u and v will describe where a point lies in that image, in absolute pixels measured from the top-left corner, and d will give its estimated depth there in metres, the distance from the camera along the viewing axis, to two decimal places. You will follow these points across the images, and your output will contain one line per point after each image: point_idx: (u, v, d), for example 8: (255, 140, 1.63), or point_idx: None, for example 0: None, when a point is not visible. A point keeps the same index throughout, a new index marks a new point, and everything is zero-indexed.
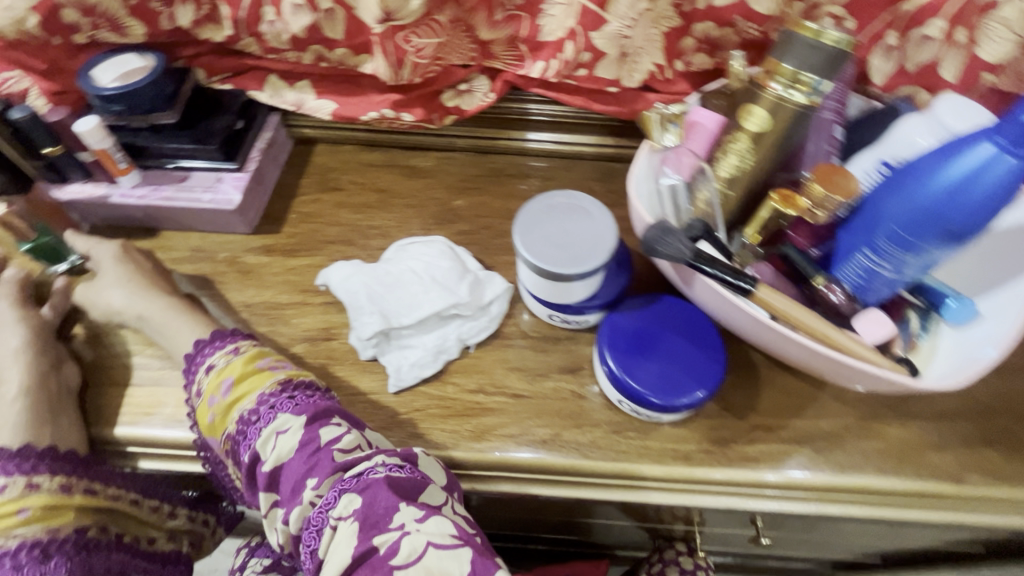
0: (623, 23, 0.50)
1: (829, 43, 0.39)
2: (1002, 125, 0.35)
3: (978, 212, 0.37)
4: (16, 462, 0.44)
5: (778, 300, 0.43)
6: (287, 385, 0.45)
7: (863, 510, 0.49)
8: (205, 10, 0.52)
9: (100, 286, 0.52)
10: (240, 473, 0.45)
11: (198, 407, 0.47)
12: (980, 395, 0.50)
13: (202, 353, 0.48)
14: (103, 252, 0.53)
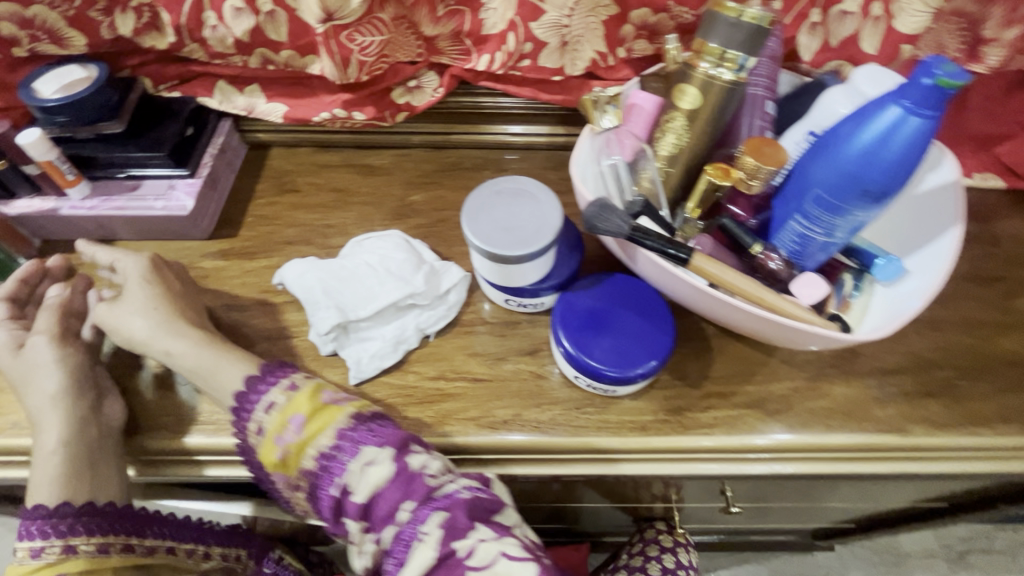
0: (561, 12, 0.52)
1: (748, 20, 0.40)
2: (906, 88, 0.34)
3: (895, 169, 0.37)
4: (47, 526, 0.43)
5: (715, 267, 0.41)
6: (360, 419, 0.43)
7: (819, 469, 0.47)
8: (146, 18, 0.52)
9: (138, 312, 0.48)
10: (311, 501, 0.44)
11: (259, 446, 0.44)
12: (921, 350, 0.51)
13: (251, 391, 0.45)
14: (142, 272, 0.49)
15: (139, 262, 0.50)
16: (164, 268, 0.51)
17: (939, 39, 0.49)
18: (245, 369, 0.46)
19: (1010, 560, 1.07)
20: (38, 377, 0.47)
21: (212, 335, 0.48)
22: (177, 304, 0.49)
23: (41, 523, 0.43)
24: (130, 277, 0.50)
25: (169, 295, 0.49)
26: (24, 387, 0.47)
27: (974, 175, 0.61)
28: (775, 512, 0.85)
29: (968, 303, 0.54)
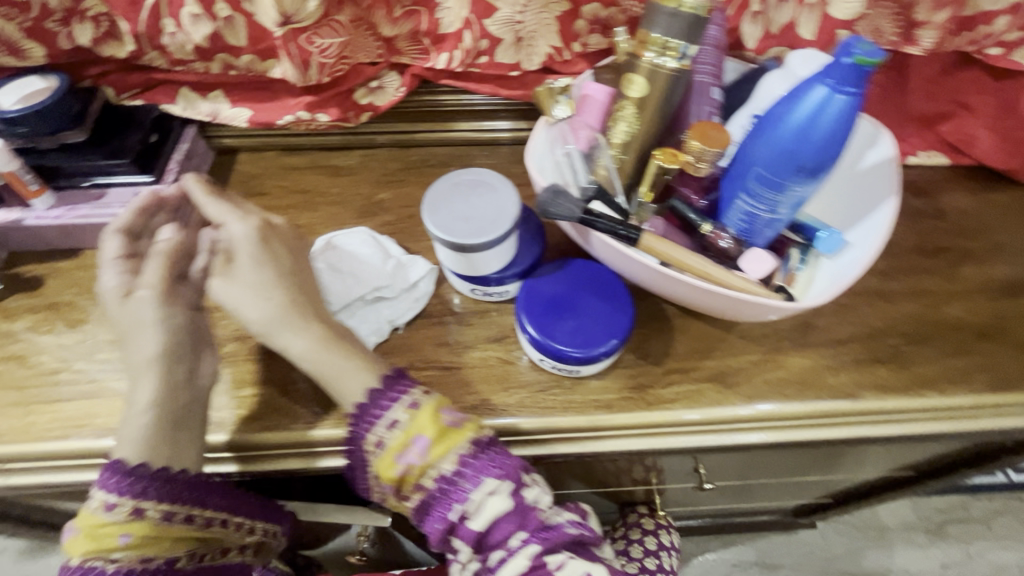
0: (513, 9, 0.53)
1: (686, 10, 0.42)
2: (829, 67, 0.37)
3: (827, 145, 0.39)
4: (120, 481, 0.41)
5: (663, 246, 0.44)
6: (480, 446, 0.43)
7: (795, 436, 0.49)
8: (104, 27, 0.52)
9: (264, 292, 0.47)
10: (412, 512, 0.44)
11: (377, 459, 0.43)
12: (871, 320, 0.53)
13: (381, 396, 0.44)
14: (253, 248, 0.48)
15: (251, 237, 0.48)
16: (274, 245, 0.48)
17: (875, 23, 0.53)
18: (368, 374, 0.45)
19: (987, 530, 1.06)
20: (137, 332, 0.46)
21: (332, 330, 0.47)
22: (303, 292, 0.48)
23: (114, 478, 0.41)
24: (239, 247, 0.48)
25: (282, 278, 0.48)
26: (126, 335, 0.46)
27: (920, 153, 0.64)
28: (755, 489, 0.86)
29: (914, 274, 0.56)
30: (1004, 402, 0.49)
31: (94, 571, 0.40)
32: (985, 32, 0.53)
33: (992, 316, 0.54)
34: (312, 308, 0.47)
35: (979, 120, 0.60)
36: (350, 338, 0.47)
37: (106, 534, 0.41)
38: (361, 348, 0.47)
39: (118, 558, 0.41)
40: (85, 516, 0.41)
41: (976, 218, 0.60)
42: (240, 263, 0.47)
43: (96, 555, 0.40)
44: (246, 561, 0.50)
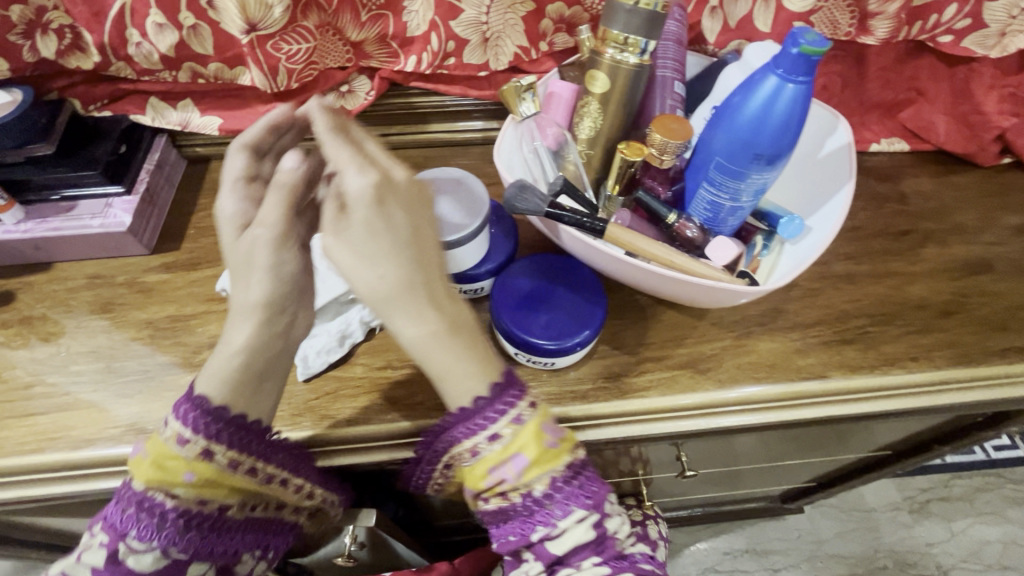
0: (478, 10, 0.54)
1: (643, 6, 0.43)
2: (777, 58, 0.39)
3: (781, 134, 0.41)
4: (195, 412, 0.38)
5: (630, 237, 0.45)
6: (574, 471, 0.39)
7: (773, 416, 0.50)
8: (69, 39, 0.52)
9: (373, 266, 0.35)
10: (484, 515, 0.41)
11: (466, 465, 0.40)
12: (838, 303, 0.55)
13: (478, 407, 0.38)
14: (366, 211, 0.35)
15: (373, 200, 0.35)
16: (393, 212, 0.36)
17: (831, 15, 0.54)
18: (475, 374, 0.39)
19: (969, 507, 1.09)
20: (244, 274, 0.39)
21: (446, 316, 0.38)
22: (424, 265, 0.37)
23: (191, 408, 0.38)
24: (355, 205, 0.35)
25: (411, 249, 0.37)
26: (236, 277, 0.40)
27: (881, 140, 0.65)
28: (741, 476, 0.87)
29: (878, 256, 0.58)
30: (966, 376, 0.51)
31: (151, 502, 0.37)
32: (936, 21, 0.55)
33: (953, 294, 0.55)
34: (429, 281, 0.37)
35: (935, 107, 0.63)
36: (454, 327, 0.38)
37: (174, 466, 0.38)
38: (472, 336, 0.39)
39: (178, 495, 0.38)
40: (155, 440, 0.38)
41: (936, 200, 0.62)
42: (354, 222, 0.35)
43: (159, 485, 0.37)
44: (297, 523, 0.49)
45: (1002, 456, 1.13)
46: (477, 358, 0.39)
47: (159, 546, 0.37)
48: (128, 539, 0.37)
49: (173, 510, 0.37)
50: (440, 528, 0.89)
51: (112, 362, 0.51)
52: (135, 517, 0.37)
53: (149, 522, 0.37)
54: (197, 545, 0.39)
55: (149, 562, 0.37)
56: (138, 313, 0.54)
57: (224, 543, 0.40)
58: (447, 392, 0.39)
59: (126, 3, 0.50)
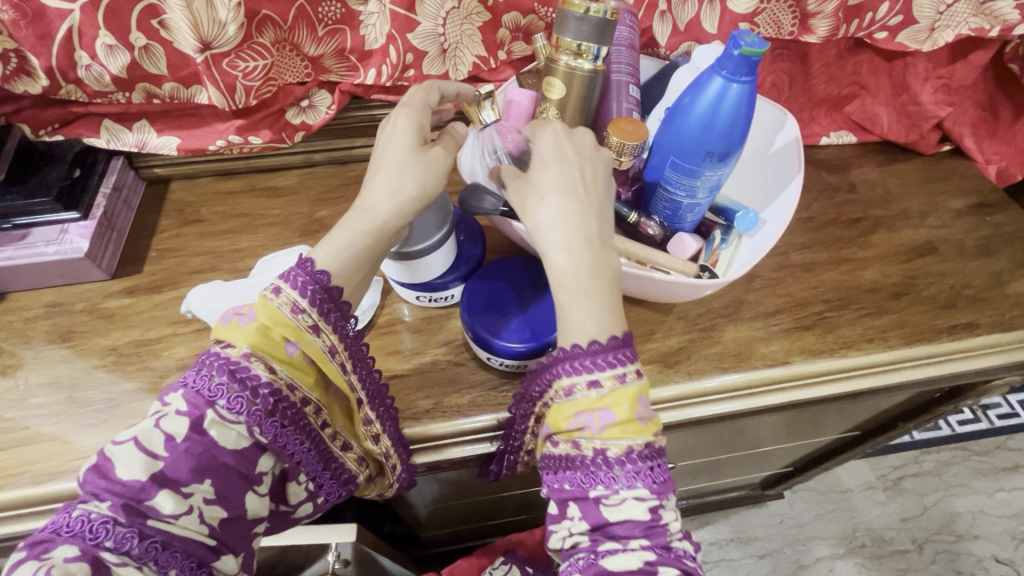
0: (435, 22, 0.55)
1: (592, 14, 0.45)
2: (721, 60, 0.40)
3: (730, 132, 0.42)
4: (312, 284, 0.38)
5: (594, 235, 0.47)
6: (651, 453, 0.38)
7: (746, 403, 0.52)
8: (15, 64, 0.51)
9: (540, 190, 0.41)
10: (550, 460, 0.40)
11: (555, 402, 0.40)
12: (797, 291, 0.57)
13: (591, 349, 0.38)
14: (547, 149, 0.42)
15: (556, 143, 0.43)
16: (567, 157, 0.42)
17: (775, 15, 0.57)
18: (599, 320, 0.39)
19: (939, 481, 1.13)
20: (398, 176, 0.42)
21: (592, 252, 0.40)
22: (586, 203, 0.41)
23: (307, 279, 0.38)
24: (538, 147, 0.43)
25: (573, 186, 0.41)
26: (387, 172, 0.42)
27: (831, 134, 0.68)
28: (722, 466, 0.89)
29: (831, 243, 0.60)
30: (919, 353, 0.53)
31: (247, 370, 0.36)
32: (872, 18, 0.57)
33: (902, 275, 0.58)
34: (590, 222, 0.40)
35: (877, 99, 0.66)
36: (595, 267, 0.40)
37: (280, 336, 0.37)
38: (608, 284, 0.40)
39: (276, 370, 0.37)
40: (264, 306, 0.38)
41: (883, 188, 0.65)
42: (539, 163, 0.42)
43: (263, 355, 0.37)
44: (355, 474, 0.44)
45: (967, 430, 1.18)
46: (605, 306, 0.39)
47: (245, 421, 0.36)
48: (216, 408, 0.36)
49: (267, 386, 0.37)
50: (428, 540, 0.88)
51: (75, 392, 0.50)
52: (226, 385, 0.36)
53: (239, 393, 0.36)
54: (278, 432, 0.37)
55: (231, 438, 0.36)
56: (101, 340, 0.52)
57: (297, 442, 0.38)
58: (568, 325, 0.39)
59: (74, 25, 0.49)
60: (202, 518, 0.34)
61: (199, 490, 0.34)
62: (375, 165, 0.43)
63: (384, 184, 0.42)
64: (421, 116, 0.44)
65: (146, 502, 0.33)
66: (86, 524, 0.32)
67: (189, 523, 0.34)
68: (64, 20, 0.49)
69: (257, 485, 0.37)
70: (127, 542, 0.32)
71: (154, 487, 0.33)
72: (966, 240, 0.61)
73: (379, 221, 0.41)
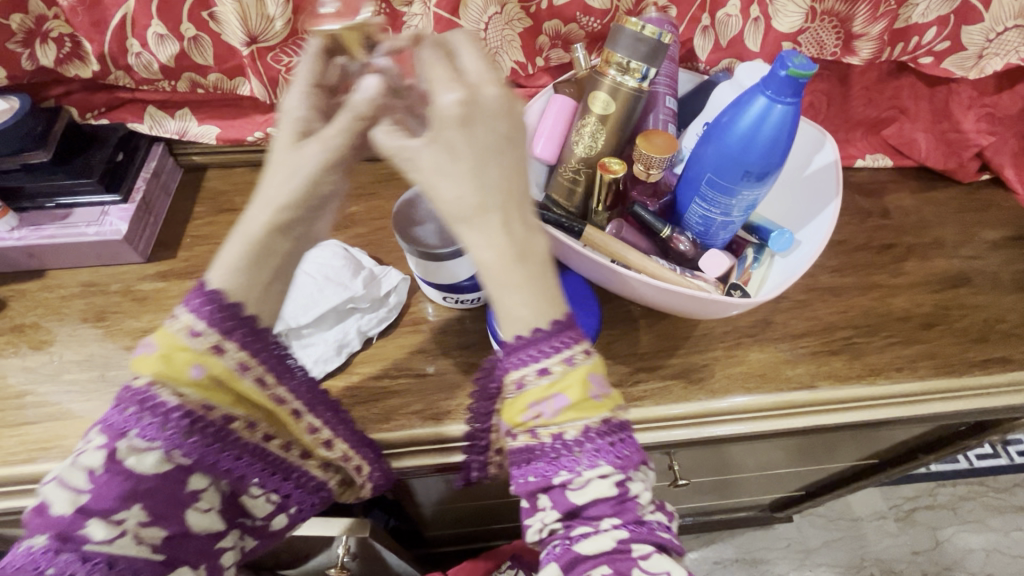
0: (477, 26, 0.55)
1: (649, 35, 0.45)
2: (768, 80, 0.40)
3: (770, 152, 0.42)
4: (207, 305, 0.36)
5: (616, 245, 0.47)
6: (610, 428, 0.37)
7: (761, 425, 0.51)
8: (68, 48, 0.53)
9: (447, 174, 0.33)
10: (510, 456, 0.39)
11: (508, 398, 0.38)
12: (825, 314, 0.56)
13: (537, 338, 0.36)
14: (452, 130, 0.33)
15: (460, 111, 0.33)
16: (478, 130, 0.33)
17: (818, 35, 0.57)
18: (532, 309, 0.36)
19: (953, 515, 1.10)
20: (278, 181, 0.36)
21: (513, 239, 0.35)
22: (510, 181, 0.35)
23: (204, 301, 0.36)
24: (439, 122, 0.33)
25: (487, 168, 0.34)
26: (268, 176, 0.36)
27: (867, 156, 0.67)
28: (731, 485, 0.88)
29: (861, 268, 0.60)
30: (946, 385, 0.52)
31: (154, 399, 0.35)
32: (917, 43, 0.57)
33: (934, 305, 0.57)
34: (510, 205, 0.35)
35: (916, 124, 0.65)
36: (521, 256, 0.35)
37: (181, 361, 0.35)
38: (541, 269, 0.36)
39: (185, 395, 0.35)
40: (164, 334, 0.36)
41: (918, 215, 0.64)
42: (435, 138, 0.33)
43: (168, 382, 0.35)
44: (324, 480, 0.46)
45: (985, 465, 1.15)
46: (540, 294, 0.36)
47: (163, 446, 0.35)
48: (131, 437, 0.34)
49: (178, 409, 0.35)
50: (433, 538, 0.89)
51: (106, 371, 0.51)
52: (139, 414, 0.35)
53: (153, 421, 0.35)
54: (202, 452, 0.36)
55: (151, 463, 0.35)
56: (133, 322, 0.54)
57: (230, 456, 0.38)
58: (506, 318, 0.36)
59: (127, 13, 0.51)
60: (139, 539, 0.34)
61: (130, 515, 0.34)
62: (263, 172, 0.37)
63: (268, 191, 0.36)
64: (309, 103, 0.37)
65: (78, 531, 0.33)
66: (28, 557, 0.33)
67: (126, 544, 0.34)
68: (118, 9, 0.50)
69: (195, 503, 0.37)
70: (69, 567, 0.33)
71: (82, 517, 0.33)
72: (1002, 273, 0.60)
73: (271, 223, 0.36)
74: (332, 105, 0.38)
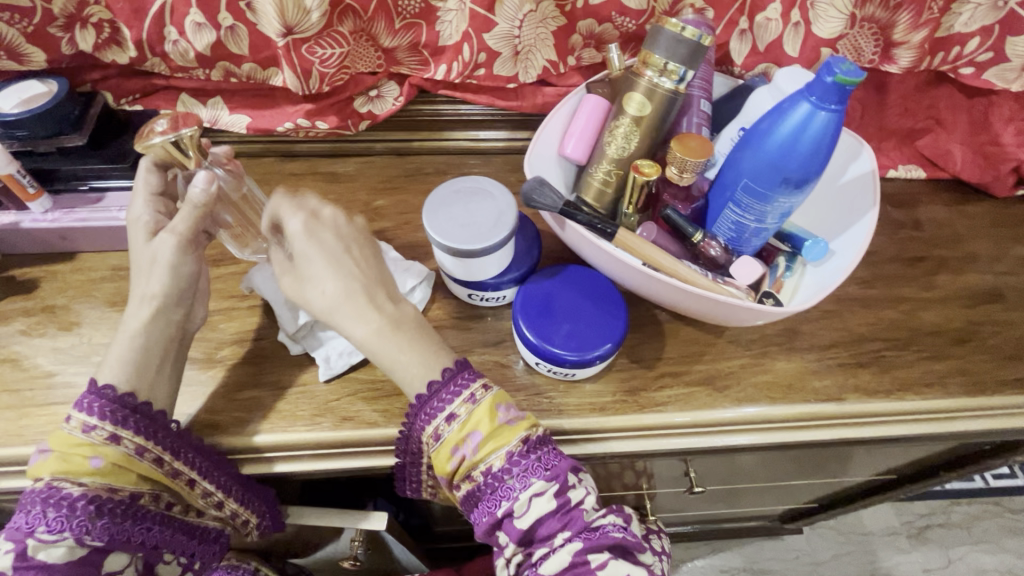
0: (511, 23, 0.55)
1: (689, 37, 0.44)
2: (812, 85, 0.39)
3: (809, 159, 0.42)
4: (99, 401, 0.41)
5: (648, 249, 0.47)
6: (530, 446, 0.42)
7: (774, 437, 0.50)
8: (106, 34, 0.53)
9: (312, 281, 0.44)
10: (462, 503, 0.44)
11: (433, 451, 0.43)
12: (854, 325, 0.55)
13: (434, 390, 0.43)
14: (301, 244, 0.44)
15: (303, 231, 0.44)
16: (324, 238, 0.44)
17: (857, 41, 0.56)
18: (419, 365, 0.44)
19: (966, 534, 1.09)
20: (155, 271, 0.45)
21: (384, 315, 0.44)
22: (364, 270, 0.45)
23: (96, 399, 0.41)
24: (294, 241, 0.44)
25: (344, 265, 0.44)
26: (140, 273, 0.46)
27: (900, 166, 0.66)
28: (742, 494, 0.87)
29: (893, 281, 0.58)
30: (977, 403, 0.51)
31: (57, 493, 0.39)
32: (958, 53, 0.56)
33: (966, 321, 0.56)
34: (375, 292, 0.44)
35: (952, 135, 0.64)
36: (395, 325, 0.44)
37: (79, 456, 0.40)
38: (415, 331, 0.45)
39: (86, 483, 0.40)
40: (60, 436, 0.41)
41: (951, 228, 0.63)
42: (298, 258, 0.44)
43: (67, 475, 0.40)
44: (223, 528, 0.49)
45: (1001, 484, 1.13)
46: (421, 352, 0.44)
47: (71, 535, 0.39)
48: (37, 534, 0.38)
49: (83, 497, 0.39)
50: (442, 533, 0.89)
51: None
52: (43, 512, 0.39)
53: (58, 514, 0.39)
54: (112, 532, 0.40)
55: (60, 553, 0.38)
56: None
57: (142, 530, 0.42)
58: (402, 381, 0.44)
59: (167, 1, 0.51)
60: None
61: None
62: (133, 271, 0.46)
63: (143, 287, 0.45)
64: (160, 208, 0.48)
65: None
66: None
67: None
68: None
69: None
70: None
71: None
72: None
73: (159, 302, 0.45)
74: (170, 207, 0.49)
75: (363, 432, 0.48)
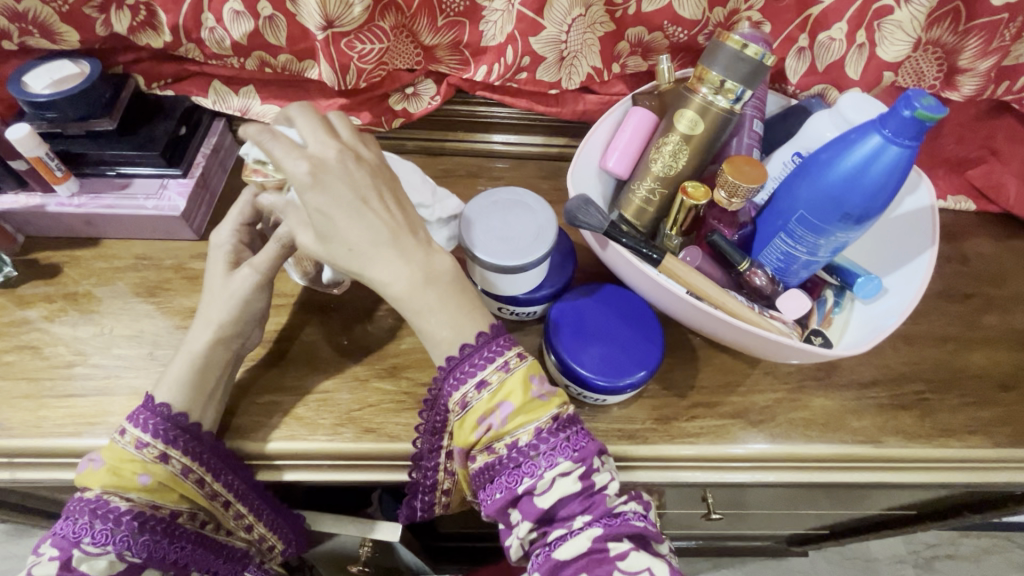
0: (560, 28, 0.52)
1: (751, 55, 0.42)
2: (887, 119, 0.37)
3: (874, 194, 0.39)
4: (153, 418, 0.42)
5: (694, 277, 0.45)
6: (561, 424, 0.40)
7: (791, 475, 0.49)
8: (141, 17, 0.52)
9: (334, 224, 0.38)
10: (475, 477, 0.41)
11: (457, 419, 0.41)
12: (895, 363, 0.53)
13: (468, 352, 0.41)
14: (319, 186, 0.38)
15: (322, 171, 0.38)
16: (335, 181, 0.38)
17: (919, 66, 0.53)
18: (452, 325, 0.41)
19: (974, 567, 1.07)
20: (219, 302, 0.45)
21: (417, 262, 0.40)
22: (389, 221, 0.40)
23: (150, 415, 0.42)
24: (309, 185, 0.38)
25: (364, 206, 0.39)
26: (207, 300, 0.46)
27: (948, 198, 0.63)
28: (754, 517, 0.85)
29: (938, 319, 0.56)
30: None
31: (106, 506, 0.39)
32: None
33: (1014, 365, 0.53)
34: (405, 235, 0.40)
35: (1008, 168, 0.60)
36: (429, 276, 0.41)
37: (129, 470, 0.40)
38: (451, 282, 0.42)
39: (133, 499, 0.40)
40: (111, 448, 0.41)
41: (1001, 265, 0.60)
42: (313, 198, 0.38)
43: (116, 489, 0.40)
44: (247, 549, 0.49)
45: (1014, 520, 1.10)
46: (456, 307, 0.41)
47: (114, 549, 0.39)
48: (83, 545, 0.38)
49: (129, 512, 0.39)
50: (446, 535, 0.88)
51: (155, 348, 0.51)
52: (89, 523, 0.39)
53: (103, 526, 0.39)
54: (151, 548, 0.40)
55: (101, 566, 0.38)
56: (185, 300, 0.53)
57: (178, 548, 0.42)
58: (433, 340, 0.41)
59: None
60: None
61: None
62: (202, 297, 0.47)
63: (205, 318, 0.45)
64: (240, 240, 0.49)
65: None
66: None
67: None
68: None
69: None
70: None
71: None
72: None
73: (218, 329, 0.45)
74: (254, 234, 0.50)
75: (384, 445, 0.47)
